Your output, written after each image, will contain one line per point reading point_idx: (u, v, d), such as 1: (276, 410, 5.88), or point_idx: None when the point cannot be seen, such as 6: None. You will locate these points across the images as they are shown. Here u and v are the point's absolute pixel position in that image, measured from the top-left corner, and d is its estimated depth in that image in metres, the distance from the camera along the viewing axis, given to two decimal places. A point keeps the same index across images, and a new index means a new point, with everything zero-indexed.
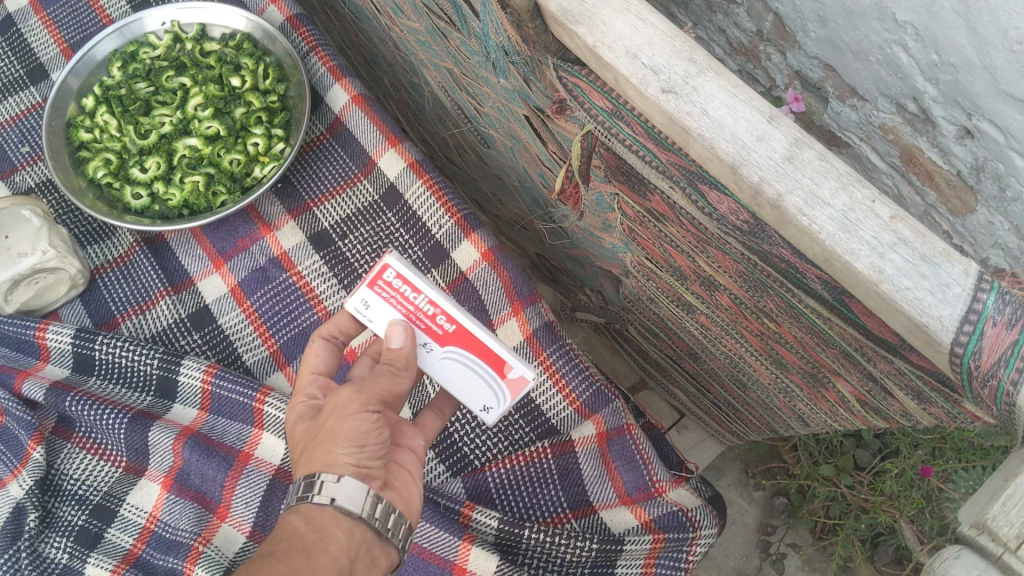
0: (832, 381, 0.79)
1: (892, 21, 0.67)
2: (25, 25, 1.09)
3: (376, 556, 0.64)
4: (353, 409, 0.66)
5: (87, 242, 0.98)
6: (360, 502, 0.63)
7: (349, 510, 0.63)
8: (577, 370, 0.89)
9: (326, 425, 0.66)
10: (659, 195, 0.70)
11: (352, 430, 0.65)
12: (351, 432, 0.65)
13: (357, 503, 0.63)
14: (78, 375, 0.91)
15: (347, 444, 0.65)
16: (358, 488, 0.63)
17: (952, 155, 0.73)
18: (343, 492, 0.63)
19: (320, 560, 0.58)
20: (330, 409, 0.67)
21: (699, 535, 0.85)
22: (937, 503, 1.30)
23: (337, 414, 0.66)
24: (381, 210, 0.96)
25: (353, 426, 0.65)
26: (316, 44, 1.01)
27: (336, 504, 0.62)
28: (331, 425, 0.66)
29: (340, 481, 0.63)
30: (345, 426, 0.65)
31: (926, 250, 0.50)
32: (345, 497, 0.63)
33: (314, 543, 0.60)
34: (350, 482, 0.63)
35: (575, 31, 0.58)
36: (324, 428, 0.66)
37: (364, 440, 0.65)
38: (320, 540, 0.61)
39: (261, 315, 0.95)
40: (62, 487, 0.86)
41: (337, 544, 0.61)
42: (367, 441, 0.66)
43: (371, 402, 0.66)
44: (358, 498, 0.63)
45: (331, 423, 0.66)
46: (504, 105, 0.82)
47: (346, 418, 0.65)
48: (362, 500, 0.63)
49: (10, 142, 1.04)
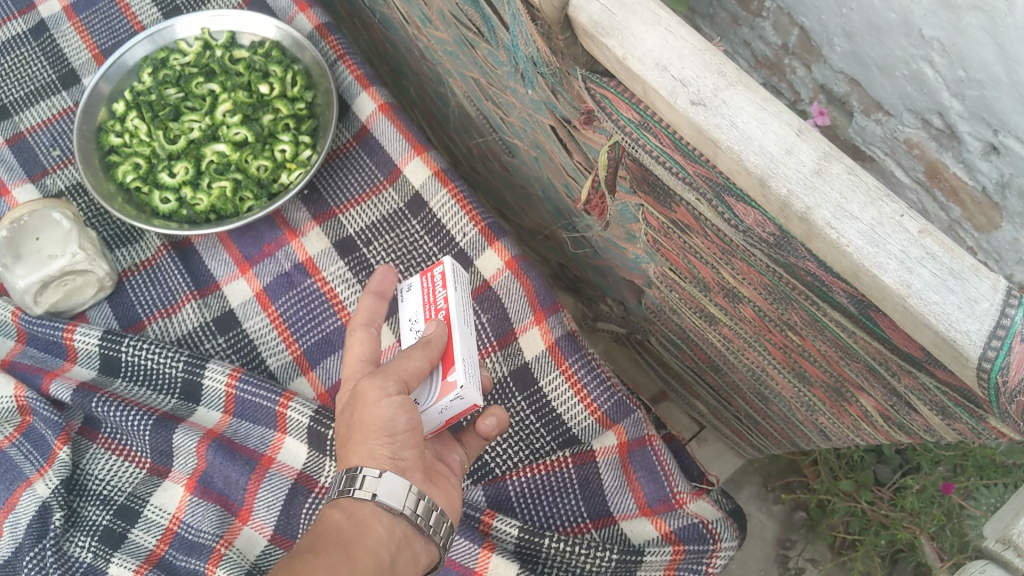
0: (856, 396, 0.79)
1: (919, 37, 0.67)
2: (58, 31, 1.11)
3: (416, 551, 0.66)
4: (376, 398, 0.67)
5: (116, 245, 0.99)
6: (401, 498, 0.65)
7: (390, 505, 0.65)
8: (599, 380, 0.90)
9: (356, 417, 0.68)
10: (685, 207, 0.70)
11: (378, 418, 0.66)
12: (377, 421, 0.66)
13: (398, 499, 0.65)
14: (104, 376, 0.92)
15: (380, 435, 0.66)
16: (399, 483, 0.65)
17: (976, 171, 0.72)
18: (384, 486, 0.65)
19: (358, 555, 0.59)
20: (355, 402, 0.69)
21: (719, 548, 0.85)
22: (957, 520, 1.27)
23: (363, 404, 0.67)
24: (406, 217, 0.97)
25: (379, 414, 0.66)
26: (344, 53, 1.04)
27: (376, 499, 0.64)
28: (359, 416, 0.67)
29: (381, 476, 0.65)
30: (370, 416, 0.67)
31: (954, 265, 0.49)
32: (385, 491, 0.65)
33: (353, 537, 0.62)
34: (390, 477, 0.65)
35: (605, 44, 0.58)
36: (354, 421, 0.68)
37: (393, 430, 0.66)
38: (360, 535, 0.62)
39: (286, 320, 0.96)
40: (86, 487, 0.87)
41: (375, 539, 0.62)
42: (397, 430, 0.66)
43: (390, 383, 0.67)
44: (399, 494, 0.65)
45: (358, 414, 0.68)
46: (530, 115, 0.83)
47: (371, 408, 0.67)
48: (403, 495, 0.65)
49: (41, 146, 1.05)
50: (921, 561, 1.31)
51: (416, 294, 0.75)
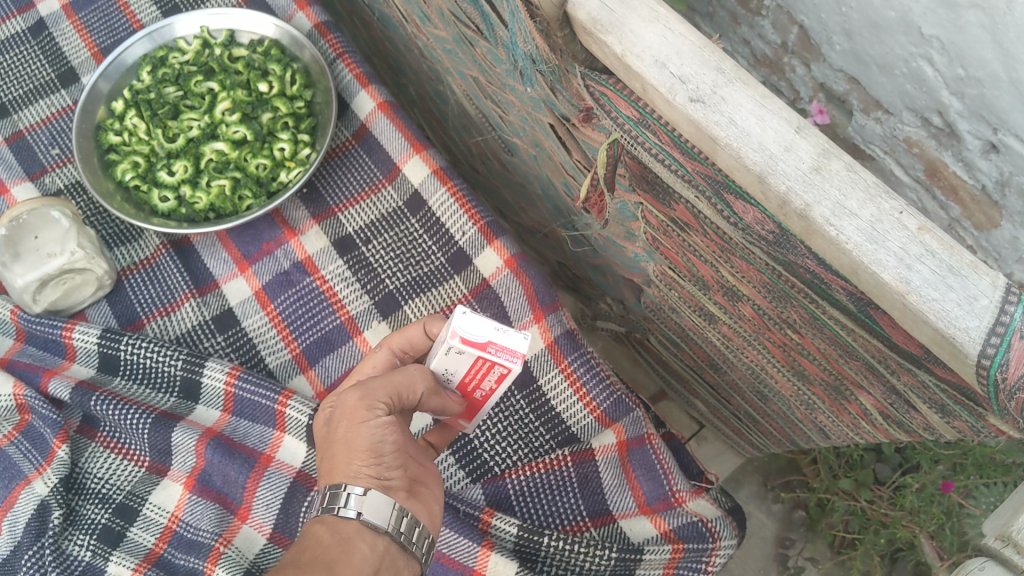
0: (855, 394, 0.79)
1: (918, 35, 0.67)
2: (57, 29, 1.11)
3: (400, 569, 0.64)
4: (363, 418, 0.66)
5: (115, 243, 0.99)
6: (385, 516, 0.64)
7: (374, 524, 0.64)
8: (598, 378, 0.90)
9: (340, 435, 0.67)
10: (684, 205, 0.70)
11: (365, 439, 0.66)
12: (365, 442, 0.66)
13: (382, 517, 0.64)
14: (103, 375, 0.92)
15: (365, 455, 0.66)
16: (384, 502, 0.64)
17: (976, 170, 0.72)
18: (369, 505, 0.64)
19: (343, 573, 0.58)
20: (339, 416, 0.68)
21: (719, 546, 0.85)
22: (957, 519, 1.27)
23: (350, 423, 0.67)
24: (406, 216, 0.97)
25: (367, 435, 0.66)
26: (343, 51, 1.04)
27: (362, 518, 0.63)
28: (344, 434, 0.67)
29: (367, 494, 0.64)
30: (358, 437, 0.66)
31: (954, 262, 0.49)
32: (371, 510, 0.64)
33: (337, 555, 0.60)
34: (375, 495, 0.64)
35: (604, 40, 0.58)
36: (338, 438, 0.67)
37: (380, 450, 0.67)
38: (345, 553, 0.61)
39: (285, 318, 0.96)
40: (85, 485, 0.87)
41: (361, 556, 0.61)
42: (383, 451, 0.67)
43: (378, 405, 0.66)
44: (383, 512, 0.64)
45: (344, 431, 0.67)
46: (529, 114, 0.83)
47: (358, 428, 0.66)
48: (387, 514, 0.64)
49: (40, 144, 1.05)
50: (921, 559, 1.31)
51: (463, 365, 0.64)
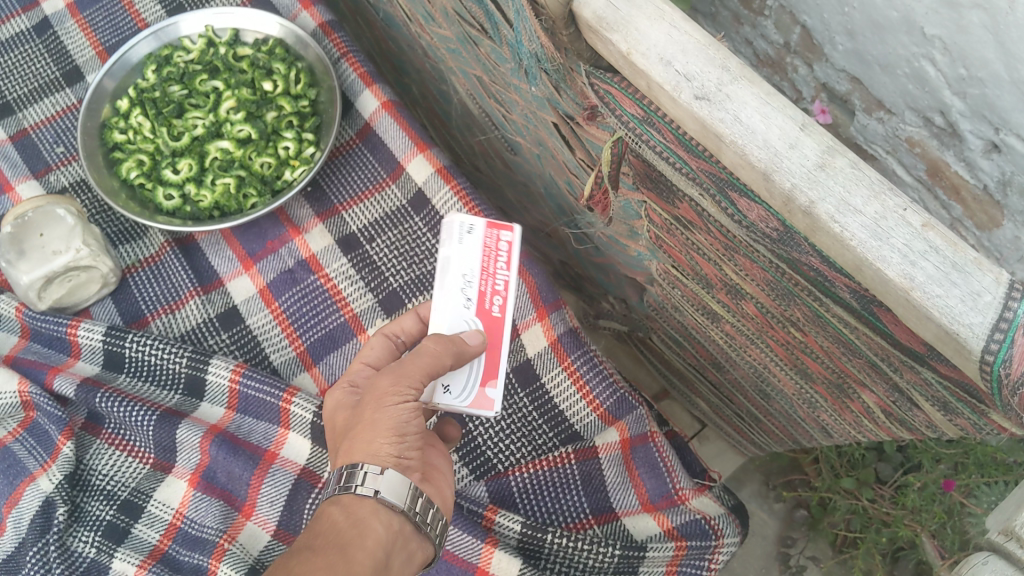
0: (857, 392, 0.80)
1: (920, 35, 0.68)
2: (61, 28, 1.11)
3: (412, 551, 0.65)
4: (392, 399, 0.66)
5: (120, 241, 1.00)
6: (403, 496, 0.65)
7: (392, 503, 0.64)
8: (601, 376, 0.90)
9: (367, 414, 0.67)
10: (688, 203, 0.70)
11: (391, 419, 0.66)
12: (391, 422, 0.66)
13: (400, 497, 0.64)
14: (108, 372, 0.92)
15: (388, 435, 0.66)
16: (401, 482, 0.65)
17: (978, 169, 0.73)
18: (385, 484, 0.64)
19: (357, 556, 0.59)
20: (369, 398, 0.68)
21: (722, 543, 0.86)
22: (959, 518, 1.27)
23: (378, 402, 0.67)
24: (409, 215, 0.97)
25: (392, 415, 0.66)
26: (347, 50, 1.04)
27: (378, 496, 0.64)
28: (371, 414, 0.67)
29: (383, 473, 0.64)
30: (385, 416, 0.66)
31: (957, 259, 0.50)
32: (387, 490, 0.64)
33: (351, 538, 0.61)
34: (392, 475, 0.65)
35: (609, 38, 0.59)
36: (364, 417, 0.67)
37: (403, 430, 0.66)
38: (359, 534, 0.62)
39: (290, 316, 0.96)
40: (90, 482, 0.87)
41: (374, 538, 0.62)
42: (407, 431, 0.67)
43: (409, 388, 0.66)
44: (400, 491, 0.65)
45: (370, 411, 0.67)
46: (533, 113, 0.84)
47: (385, 408, 0.66)
48: (404, 494, 0.65)
49: (45, 142, 1.06)
50: (922, 559, 1.31)
51: (475, 249, 0.71)
